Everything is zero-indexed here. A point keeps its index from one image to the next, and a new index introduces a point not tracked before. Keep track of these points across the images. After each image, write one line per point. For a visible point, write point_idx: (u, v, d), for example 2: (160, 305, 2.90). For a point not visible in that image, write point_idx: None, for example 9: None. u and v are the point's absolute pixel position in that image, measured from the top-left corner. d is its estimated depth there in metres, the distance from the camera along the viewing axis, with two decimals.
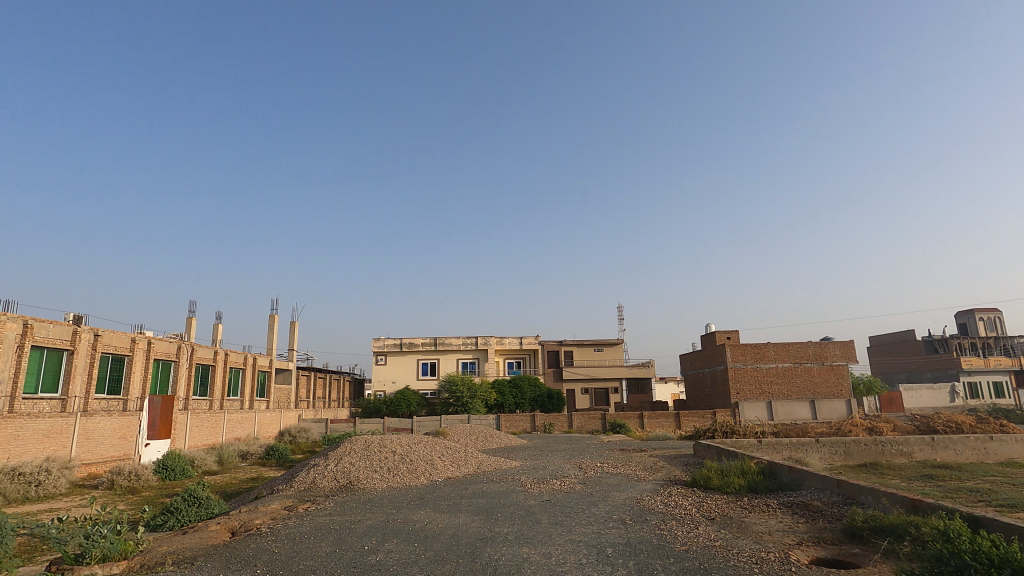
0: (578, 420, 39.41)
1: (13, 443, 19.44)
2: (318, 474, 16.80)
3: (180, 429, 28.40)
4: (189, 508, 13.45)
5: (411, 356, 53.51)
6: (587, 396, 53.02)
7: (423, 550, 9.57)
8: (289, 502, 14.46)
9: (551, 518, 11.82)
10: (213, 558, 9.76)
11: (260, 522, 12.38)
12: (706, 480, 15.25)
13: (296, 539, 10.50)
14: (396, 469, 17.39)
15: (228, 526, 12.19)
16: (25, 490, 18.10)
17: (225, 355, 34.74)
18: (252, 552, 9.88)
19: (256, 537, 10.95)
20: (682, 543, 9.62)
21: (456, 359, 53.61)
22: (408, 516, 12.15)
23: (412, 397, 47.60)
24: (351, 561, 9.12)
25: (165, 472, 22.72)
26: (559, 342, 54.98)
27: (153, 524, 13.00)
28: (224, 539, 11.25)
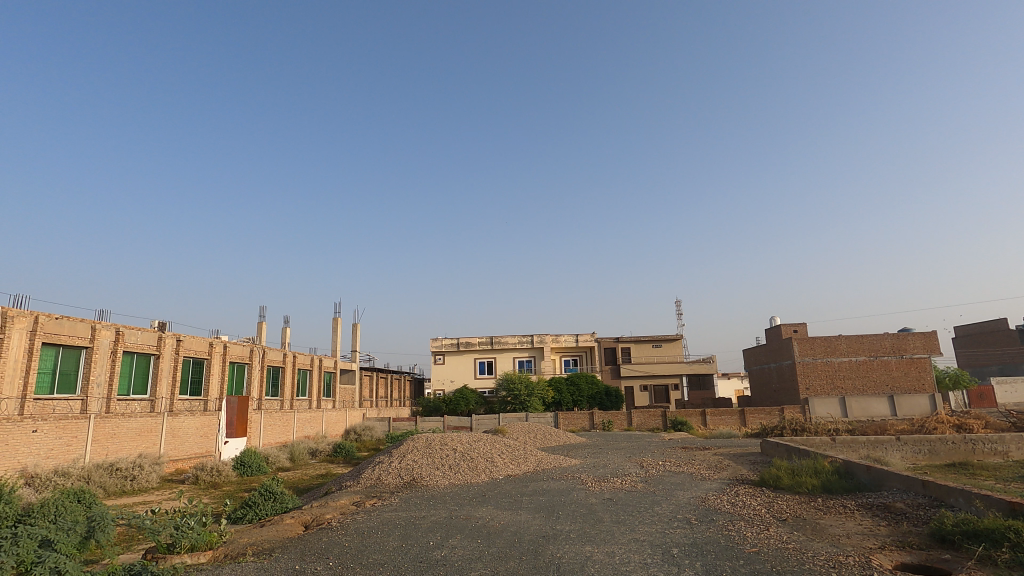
0: (638, 418, 38.75)
1: (111, 441, 21.20)
2: (383, 471, 17.37)
3: (255, 427, 30.05)
4: (266, 502, 14.23)
5: (468, 355, 54.26)
6: (646, 393, 52.08)
7: (486, 547, 9.69)
8: (357, 498, 15.05)
9: (613, 516, 11.68)
10: (289, 550, 10.28)
11: (330, 516, 12.93)
12: (776, 479, 14.63)
13: (364, 534, 10.88)
14: (457, 467, 17.69)
15: (302, 520, 12.80)
16: (122, 483, 19.72)
17: (294, 357, 36.42)
18: (325, 545, 10.33)
19: (328, 531, 11.45)
20: (752, 544, 9.29)
21: (512, 358, 53.96)
22: (471, 513, 12.34)
23: (471, 396, 48.24)
24: (417, 556, 9.36)
25: (243, 468, 24.16)
26: (615, 339, 54.27)
27: (234, 517, 13.91)
28: (298, 532, 11.83)
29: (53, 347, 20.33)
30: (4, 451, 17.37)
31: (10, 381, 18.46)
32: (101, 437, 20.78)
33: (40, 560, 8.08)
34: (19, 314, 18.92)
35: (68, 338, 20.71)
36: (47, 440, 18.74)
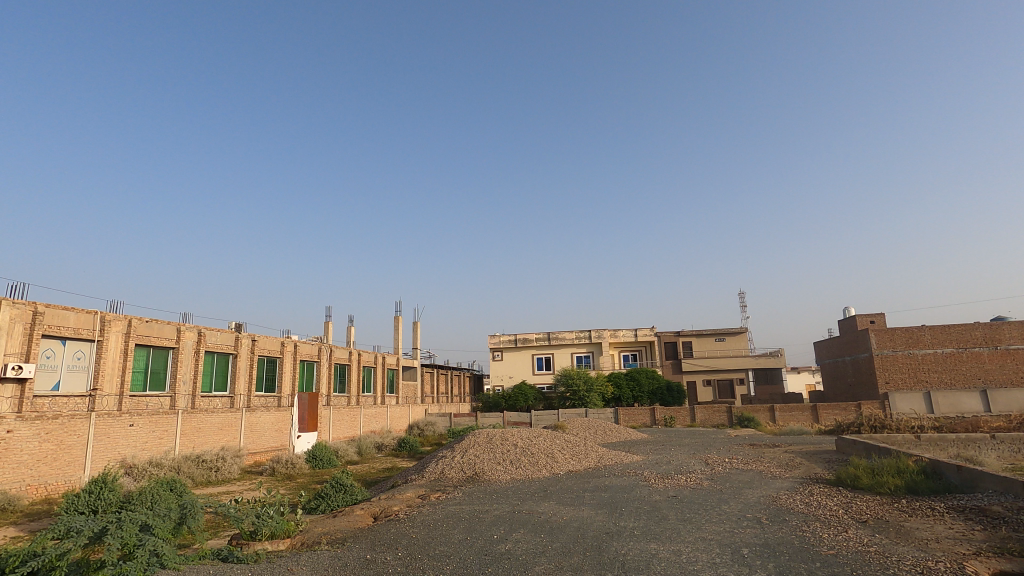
0: (702, 413, 37.67)
1: (197, 434, 22.80)
2: (446, 465, 17.76)
3: (325, 422, 31.47)
4: (337, 494, 14.90)
5: (526, 351, 54.47)
6: (710, 388, 50.55)
7: (550, 542, 9.73)
8: (422, 491, 15.49)
9: (678, 514, 11.43)
10: (360, 540, 10.72)
11: (398, 508, 13.37)
12: (855, 479, 13.84)
13: (430, 526, 11.18)
14: (518, 462, 17.84)
15: (371, 511, 13.31)
16: (208, 474, 21.18)
17: (359, 355, 37.80)
18: (393, 536, 10.70)
19: (395, 522, 11.84)
20: (829, 546, 8.85)
21: (570, 354, 53.72)
22: (533, 508, 12.42)
23: (529, 392, 48.45)
24: (482, 549, 9.53)
25: (315, 461, 25.37)
26: (676, 333, 52.95)
27: (309, 508, 14.65)
28: (368, 523, 12.31)
29: (145, 348, 22.09)
30: (106, 443, 19.02)
31: (109, 380, 20.22)
32: (188, 430, 22.39)
33: (140, 543, 8.81)
34: (115, 318, 20.65)
35: (158, 339, 22.43)
36: (141, 434, 20.35)
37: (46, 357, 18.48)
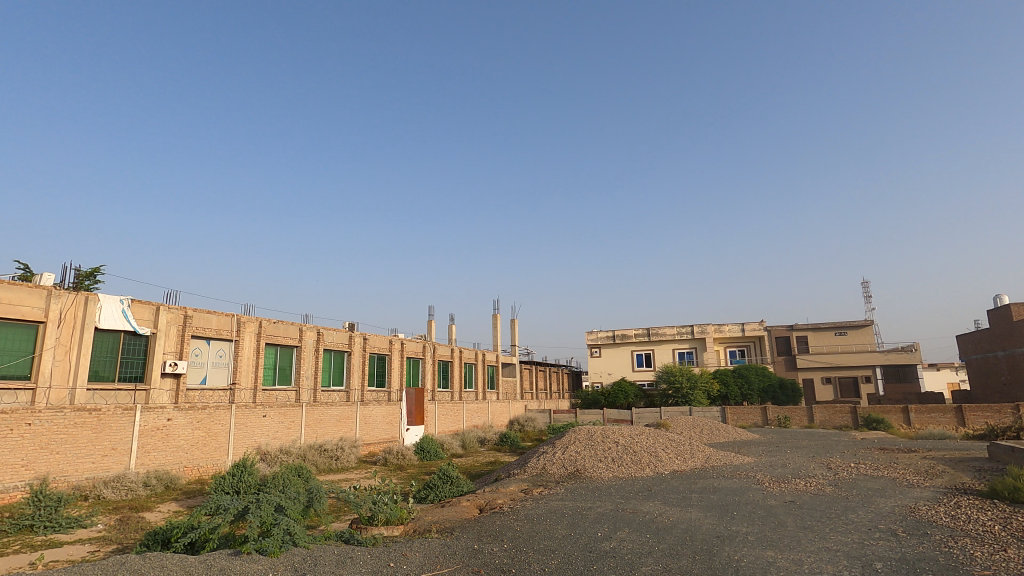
0: (821, 414, 34.74)
1: (319, 425, 24.83)
2: (548, 461, 17.89)
3: (431, 416, 32.95)
4: (444, 485, 15.57)
5: (625, 347, 53.40)
6: (830, 386, 46.54)
7: (656, 542, 9.48)
8: (525, 485, 15.74)
9: (798, 521, 10.65)
10: (467, 530, 11.14)
11: (502, 502, 13.70)
12: (1014, 491, 12.07)
13: (534, 520, 11.36)
14: (620, 460, 17.54)
15: (476, 503, 13.75)
16: (330, 462, 23.03)
17: (460, 352, 39.11)
18: (498, 528, 10.99)
19: (500, 515, 12.15)
20: (982, 566, 7.82)
21: (672, 350, 51.86)
22: (637, 508, 12.16)
23: (629, 389, 47.43)
24: (586, 545, 9.50)
25: (423, 453, 26.69)
26: (789, 327, 49.26)
27: (419, 497, 15.47)
28: (474, 514, 12.73)
29: (274, 346, 24.44)
30: (245, 432, 21.28)
31: (245, 375, 22.66)
32: (311, 421, 24.45)
33: (275, 522, 9.77)
34: (248, 320, 23.04)
35: (283, 338, 24.72)
36: (273, 424, 22.54)
37: (195, 355, 21.07)
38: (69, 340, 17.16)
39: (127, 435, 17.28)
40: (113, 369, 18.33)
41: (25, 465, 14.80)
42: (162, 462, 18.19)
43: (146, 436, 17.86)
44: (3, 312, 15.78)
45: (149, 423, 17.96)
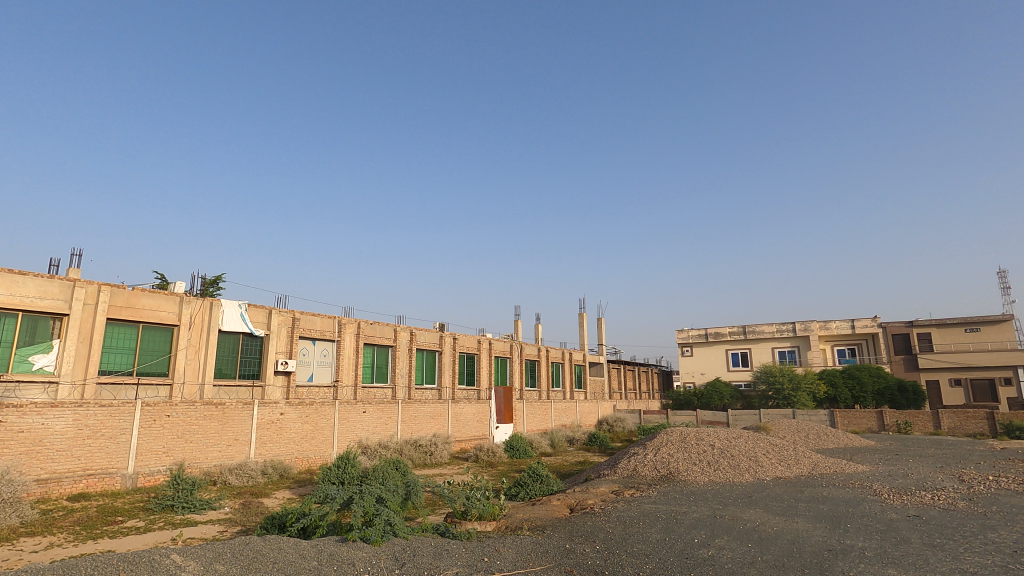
0: (950, 420, 31.20)
1: (414, 421, 25.94)
2: (639, 463, 17.50)
3: (519, 415, 33.37)
4: (534, 483, 15.71)
5: (719, 346, 50.98)
6: (960, 389, 41.65)
7: (759, 552, 8.97)
8: (616, 486, 15.51)
9: (925, 538, 9.62)
10: (559, 529, 11.15)
11: (593, 502, 13.58)
12: None
13: (626, 523, 11.15)
14: (717, 464, 16.77)
15: (567, 503, 13.73)
16: (424, 457, 24.03)
17: (547, 352, 39.24)
18: (590, 528, 10.91)
19: (591, 516, 12.05)
20: None
21: (771, 349, 48.79)
22: (736, 514, 11.57)
23: (724, 390, 45.23)
24: (683, 551, 9.18)
25: (513, 450, 27.12)
26: (908, 324, 44.64)
27: (510, 494, 15.75)
28: (565, 514, 12.71)
29: (371, 345, 25.88)
30: (347, 426, 22.71)
31: (346, 373, 24.20)
32: (407, 418, 25.60)
33: (377, 513, 10.35)
34: (348, 321, 24.56)
35: (380, 339, 26.11)
36: (372, 419, 23.85)
37: (302, 354, 22.80)
38: (198, 341, 19.19)
39: (247, 427, 19.03)
40: (234, 367, 20.29)
41: (165, 451, 16.75)
42: (277, 453, 19.85)
43: (262, 428, 19.56)
44: (145, 316, 17.95)
45: (265, 417, 19.66)
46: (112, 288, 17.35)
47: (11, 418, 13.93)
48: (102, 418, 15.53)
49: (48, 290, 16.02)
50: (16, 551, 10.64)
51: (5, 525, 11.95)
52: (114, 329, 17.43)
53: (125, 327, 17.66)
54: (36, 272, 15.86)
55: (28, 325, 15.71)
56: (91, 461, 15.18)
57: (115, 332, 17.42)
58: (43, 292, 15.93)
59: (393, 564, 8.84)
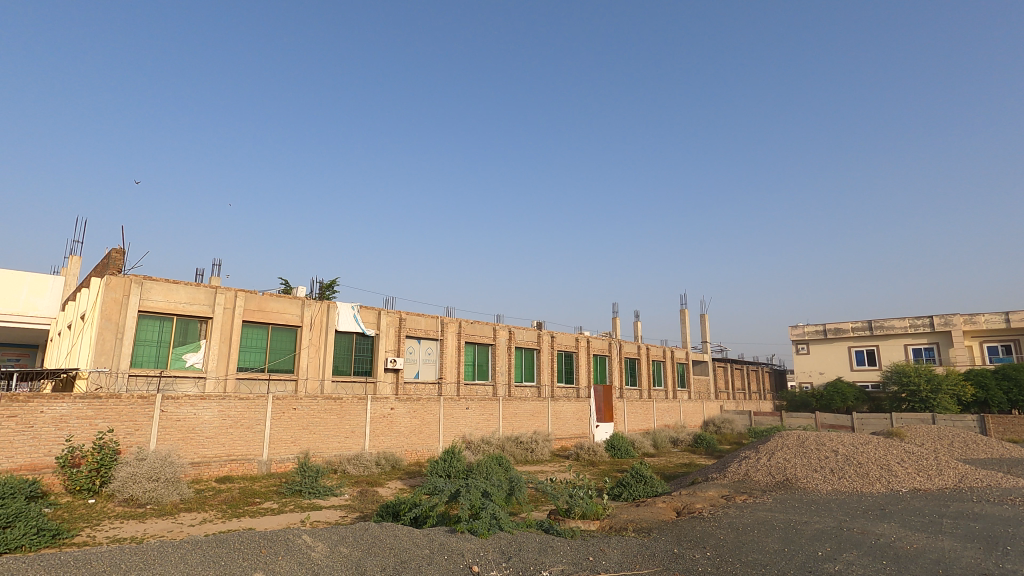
0: None
1: (515, 418, 26.40)
2: (751, 467, 16.50)
3: (620, 414, 32.79)
4: (638, 485, 15.35)
5: (840, 343, 46.70)
6: None
7: (895, 572, 8.12)
8: (726, 491, 14.73)
9: None
10: (666, 533, 10.81)
11: (701, 506, 13.01)
12: None
13: (739, 529, 10.58)
14: (842, 471, 15.39)
15: (673, 506, 13.28)
16: (526, 454, 24.40)
17: (647, 350, 38.19)
18: (700, 533, 10.49)
19: (700, 520, 11.55)
20: None
21: (903, 346, 43.83)
22: (866, 528, 10.56)
23: (847, 390, 41.34)
24: (804, 564, 8.55)
25: (615, 450, 26.74)
26: None
27: (613, 494, 15.57)
28: (671, 517, 12.31)
29: (472, 344, 26.70)
30: (452, 421, 23.62)
31: (449, 370, 25.19)
32: (508, 414, 26.10)
33: (483, 506, 10.68)
34: (450, 320, 25.53)
35: (480, 337, 26.86)
36: (475, 416, 24.58)
37: (409, 352, 24.07)
38: (318, 341, 20.89)
39: (362, 420, 20.41)
40: (349, 364, 21.86)
41: (293, 441, 18.43)
42: (389, 445, 21.11)
43: (375, 422, 20.88)
44: (274, 318, 19.85)
45: (377, 411, 20.97)
46: (246, 293, 19.36)
47: (171, 408, 15.99)
48: (241, 409, 17.39)
49: (195, 296, 18.25)
50: (177, 524, 12.25)
51: (168, 501, 13.80)
52: (248, 329, 19.44)
53: (257, 328, 19.66)
54: (186, 281, 18.11)
55: (181, 327, 17.97)
56: (233, 448, 17.06)
57: (249, 332, 19.43)
58: (192, 298, 18.16)
59: (500, 557, 9.07)
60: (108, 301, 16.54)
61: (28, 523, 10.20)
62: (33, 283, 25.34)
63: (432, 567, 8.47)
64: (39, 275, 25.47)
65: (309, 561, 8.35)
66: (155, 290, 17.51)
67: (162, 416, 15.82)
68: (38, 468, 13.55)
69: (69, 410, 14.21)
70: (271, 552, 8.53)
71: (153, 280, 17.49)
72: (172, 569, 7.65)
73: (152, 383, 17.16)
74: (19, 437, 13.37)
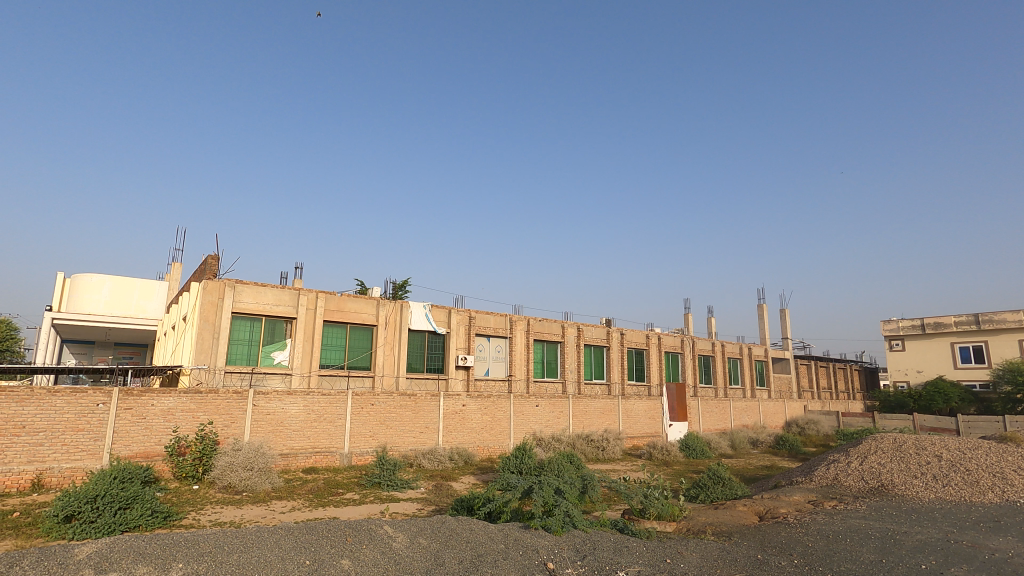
0: None
1: (585, 416, 26.20)
2: (841, 472, 15.48)
3: (695, 413, 31.77)
4: (716, 486, 14.81)
5: (941, 339, 42.82)
6: None
7: None
8: (813, 496, 13.90)
9: None
10: (748, 538, 10.37)
11: (786, 511, 12.36)
12: None
13: (829, 537, 9.96)
14: (947, 479, 14.12)
15: (755, 510, 12.70)
16: (597, 452, 24.20)
17: (723, 347, 36.75)
18: (785, 540, 9.98)
19: (785, 526, 10.98)
20: None
21: (1018, 341, 39.50)
22: (978, 541, 9.63)
23: (951, 390, 37.84)
24: None
25: (689, 450, 25.99)
26: None
27: (690, 496, 15.12)
28: (754, 522, 11.77)
29: (541, 342, 26.78)
30: (523, 418, 23.80)
31: (519, 368, 25.41)
32: (578, 412, 25.94)
33: (555, 503, 10.70)
34: (518, 318, 25.72)
35: (549, 335, 26.88)
36: (545, 413, 24.62)
37: (479, 350, 24.51)
38: (393, 339, 21.67)
39: (435, 416, 20.98)
40: (422, 361, 22.55)
41: (371, 435, 19.24)
42: (461, 441, 21.59)
43: (448, 418, 21.39)
44: (351, 318, 20.80)
45: (449, 407, 21.47)
46: (326, 294, 20.40)
47: (262, 403, 17.14)
48: (324, 404, 18.36)
49: (281, 298, 19.47)
50: (270, 510, 13.14)
51: (261, 489, 14.82)
52: (328, 329, 20.47)
53: (337, 328, 20.66)
54: (273, 283, 19.34)
55: (269, 326, 19.22)
56: (318, 441, 18.05)
57: (329, 331, 20.46)
58: (278, 299, 19.37)
59: (575, 555, 9.02)
60: (205, 304, 17.97)
61: (144, 505, 11.28)
62: (142, 288, 27.97)
63: (508, 561, 8.56)
64: (146, 280, 28.07)
65: (390, 551, 8.70)
66: (246, 292, 18.82)
67: (254, 409, 16.99)
68: (151, 455, 14.96)
69: (175, 403, 15.56)
70: (356, 540, 8.96)
71: (244, 283, 18.81)
72: (268, 552, 8.22)
73: (244, 379, 18.44)
74: (134, 428, 14.81)
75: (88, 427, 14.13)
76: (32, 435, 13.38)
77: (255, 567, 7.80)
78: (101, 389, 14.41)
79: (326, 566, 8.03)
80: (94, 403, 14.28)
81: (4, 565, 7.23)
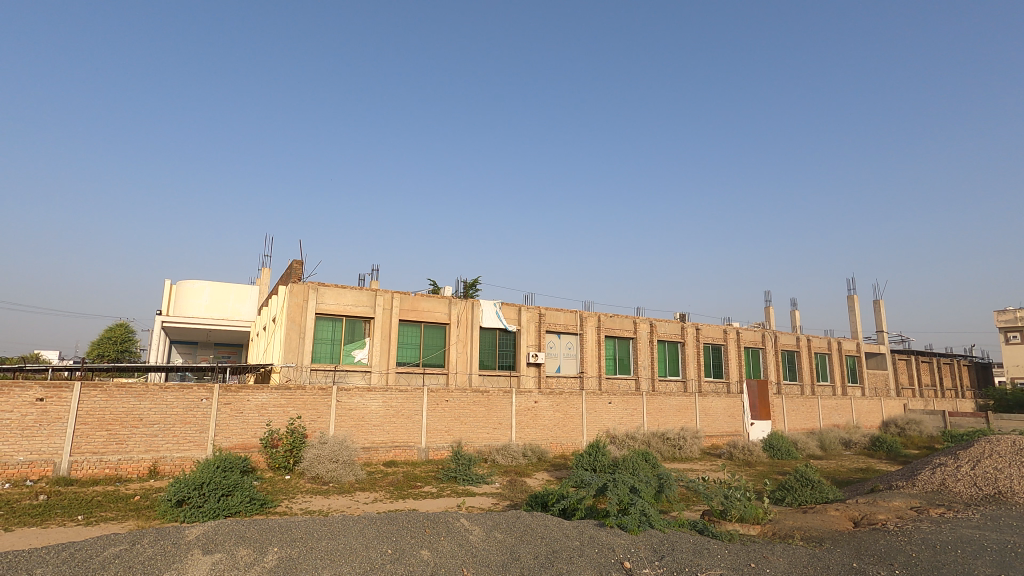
0: None
1: (661, 414, 25.57)
2: (949, 476, 14.13)
3: (779, 412, 30.20)
4: (804, 489, 13.96)
5: None
6: None
7: None
8: (917, 503, 12.76)
9: None
10: (842, 545, 9.68)
11: (886, 518, 11.44)
12: None
13: (937, 548, 9.13)
14: None
15: (849, 515, 11.86)
16: (673, 450, 23.54)
17: (809, 342, 34.58)
18: (885, 548, 9.25)
19: (884, 533, 10.17)
20: None
21: None
22: None
23: None
24: None
25: (773, 450, 24.73)
26: None
27: (775, 497, 14.34)
28: (847, 528, 11.01)
29: (613, 338, 26.41)
30: (596, 416, 23.57)
31: (590, 364, 25.18)
32: (653, 410, 25.35)
33: (632, 502, 10.50)
34: (589, 314, 25.50)
35: (621, 331, 26.45)
36: (618, 410, 24.26)
37: (551, 346, 24.52)
38: (465, 336, 22.10)
39: (508, 412, 21.23)
40: (493, 358, 22.86)
41: (447, 430, 19.76)
42: (534, 437, 21.71)
43: (521, 414, 21.59)
44: (426, 317, 21.44)
45: (522, 404, 21.65)
46: (401, 294, 21.14)
47: (345, 399, 18.04)
48: (402, 400, 19.05)
49: (360, 299, 20.39)
50: (355, 501, 13.84)
51: (346, 480, 15.67)
52: (404, 327, 21.21)
53: (412, 327, 21.36)
54: (352, 285, 20.30)
55: (349, 326, 20.19)
56: (397, 435, 18.78)
57: (405, 330, 21.20)
58: (358, 300, 20.32)
59: (653, 555, 8.84)
60: (292, 305, 19.16)
61: (243, 493, 12.22)
62: (237, 292, 30.22)
63: (584, 559, 8.51)
64: (241, 285, 30.31)
65: (467, 543, 8.90)
66: (329, 293, 19.86)
67: (338, 405, 17.93)
68: (248, 447, 16.17)
69: (268, 399, 16.68)
70: (434, 532, 9.23)
71: (326, 285, 19.87)
72: (353, 540, 8.66)
73: (329, 376, 19.49)
74: (233, 421, 16.06)
75: (195, 420, 15.49)
76: (148, 427, 14.85)
77: (342, 554, 8.23)
78: (205, 386, 15.71)
79: (406, 555, 8.34)
80: (199, 398, 15.60)
81: (128, 542, 8.08)
